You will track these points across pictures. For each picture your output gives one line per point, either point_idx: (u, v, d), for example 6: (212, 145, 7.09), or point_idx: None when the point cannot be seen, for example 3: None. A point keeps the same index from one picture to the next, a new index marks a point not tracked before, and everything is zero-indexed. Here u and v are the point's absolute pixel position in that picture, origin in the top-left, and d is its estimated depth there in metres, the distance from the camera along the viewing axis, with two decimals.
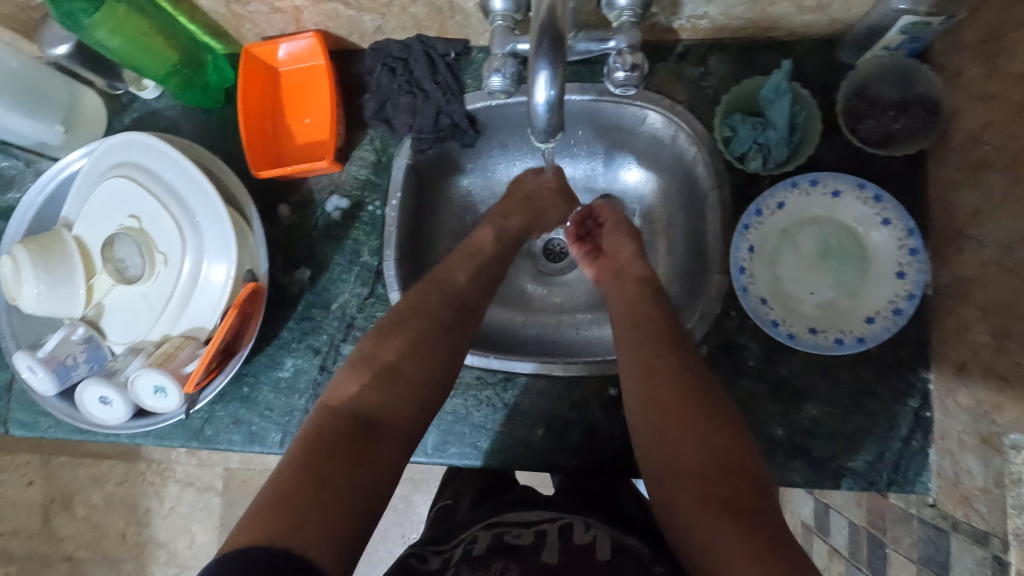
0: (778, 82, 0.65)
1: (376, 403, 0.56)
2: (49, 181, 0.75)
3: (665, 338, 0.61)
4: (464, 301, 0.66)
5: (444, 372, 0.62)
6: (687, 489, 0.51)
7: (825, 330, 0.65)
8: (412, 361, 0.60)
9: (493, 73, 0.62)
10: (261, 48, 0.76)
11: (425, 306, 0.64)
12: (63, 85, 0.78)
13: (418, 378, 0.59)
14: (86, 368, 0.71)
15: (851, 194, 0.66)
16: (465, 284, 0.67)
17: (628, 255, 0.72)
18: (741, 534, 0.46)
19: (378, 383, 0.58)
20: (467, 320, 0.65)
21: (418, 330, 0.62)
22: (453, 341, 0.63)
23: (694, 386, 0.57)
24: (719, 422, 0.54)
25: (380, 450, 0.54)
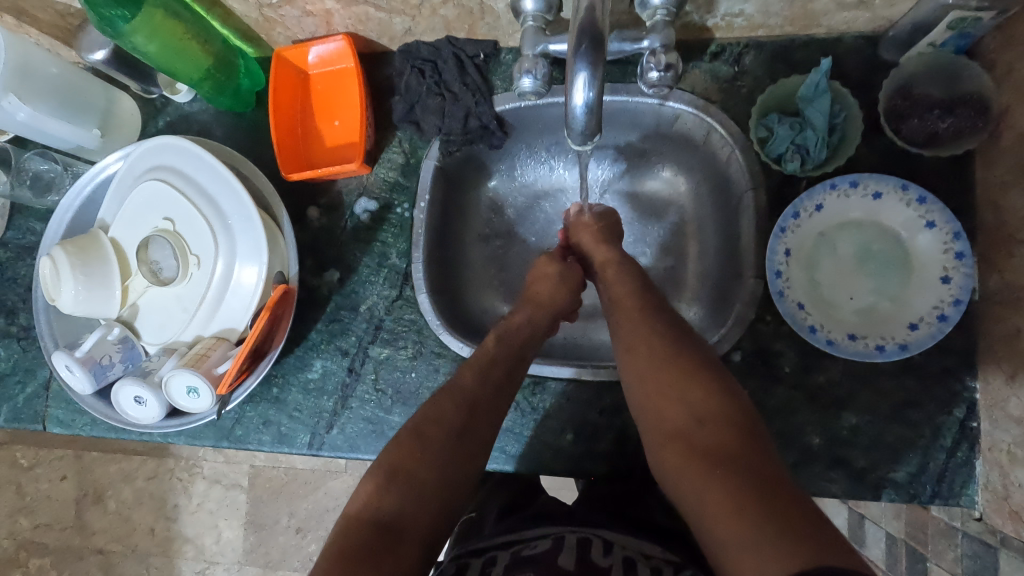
0: (817, 81, 0.63)
1: (392, 511, 0.52)
2: (87, 183, 0.77)
3: (642, 305, 0.59)
4: (477, 407, 0.59)
5: (459, 485, 0.55)
6: (671, 448, 0.49)
7: (866, 336, 0.63)
8: (429, 475, 0.54)
9: (524, 75, 0.62)
10: (292, 52, 0.76)
11: (438, 416, 0.57)
12: (101, 91, 0.79)
13: (434, 486, 0.54)
14: (121, 368, 0.72)
15: (893, 196, 0.64)
16: (479, 385, 0.60)
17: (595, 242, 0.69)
18: (722, 483, 0.44)
19: (395, 489, 0.53)
20: (478, 425, 0.58)
21: (431, 442, 0.56)
22: (467, 446, 0.57)
23: (668, 345, 0.55)
24: (689, 373, 0.52)
25: (396, 566, 0.49)
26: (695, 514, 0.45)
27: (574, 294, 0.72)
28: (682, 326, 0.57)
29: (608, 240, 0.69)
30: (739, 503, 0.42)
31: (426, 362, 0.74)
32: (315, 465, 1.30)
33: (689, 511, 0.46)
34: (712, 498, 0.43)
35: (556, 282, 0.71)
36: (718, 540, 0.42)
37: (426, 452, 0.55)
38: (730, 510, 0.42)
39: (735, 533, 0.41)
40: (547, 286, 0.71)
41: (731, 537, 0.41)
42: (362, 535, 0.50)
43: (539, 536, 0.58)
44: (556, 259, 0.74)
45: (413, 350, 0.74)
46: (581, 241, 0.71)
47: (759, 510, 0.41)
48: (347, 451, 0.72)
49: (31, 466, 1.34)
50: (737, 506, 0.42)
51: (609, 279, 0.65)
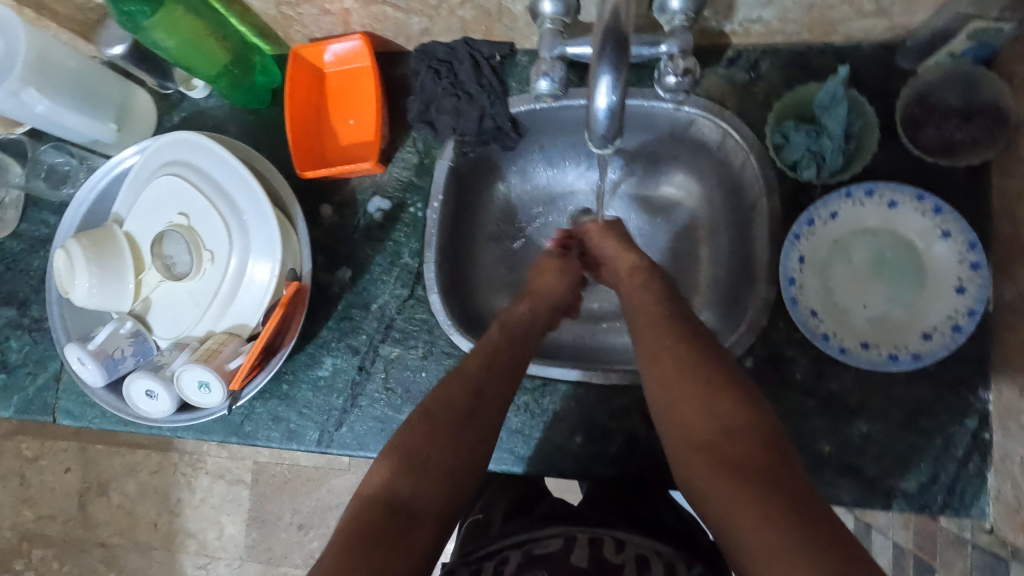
0: (834, 88, 0.63)
1: (405, 489, 0.52)
2: (102, 177, 0.77)
3: (666, 316, 0.59)
4: (485, 390, 0.59)
5: (472, 465, 0.55)
6: (697, 459, 0.49)
7: (879, 345, 0.63)
8: (443, 453, 0.54)
9: (541, 77, 0.64)
10: (308, 50, 0.76)
11: (450, 401, 0.58)
12: (117, 86, 0.80)
13: (447, 465, 0.54)
14: (133, 361, 0.72)
15: (909, 205, 0.64)
16: (485, 369, 0.60)
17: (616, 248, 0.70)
18: (752, 496, 0.43)
19: (410, 470, 0.53)
20: (488, 408, 0.58)
21: (442, 424, 0.56)
22: (476, 426, 0.57)
23: (694, 355, 0.54)
24: (716, 384, 0.51)
25: (410, 545, 0.49)
26: (722, 526, 0.44)
27: (573, 285, 0.73)
28: (706, 336, 0.57)
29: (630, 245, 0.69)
30: (770, 517, 0.41)
31: (436, 361, 0.74)
32: (318, 462, 1.30)
33: (716, 522, 0.45)
34: (742, 512, 0.43)
35: (558, 274, 0.72)
36: (748, 552, 0.42)
37: (437, 431, 0.55)
38: (760, 521, 0.42)
39: (767, 546, 0.40)
40: (549, 279, 0.72)
41: (761, 549, 0.41)
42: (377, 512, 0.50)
43: (551, 535, 0.59)
44: (557, 254, 0.75)
45: (424, 349, 0.74)
46: (602, 248, 0.72)
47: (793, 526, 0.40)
48: (357, 449, 0.72)
49: (36, 457, 1.34)
50: (767, 520, 0.41)
51: (629, 288, 0.65)
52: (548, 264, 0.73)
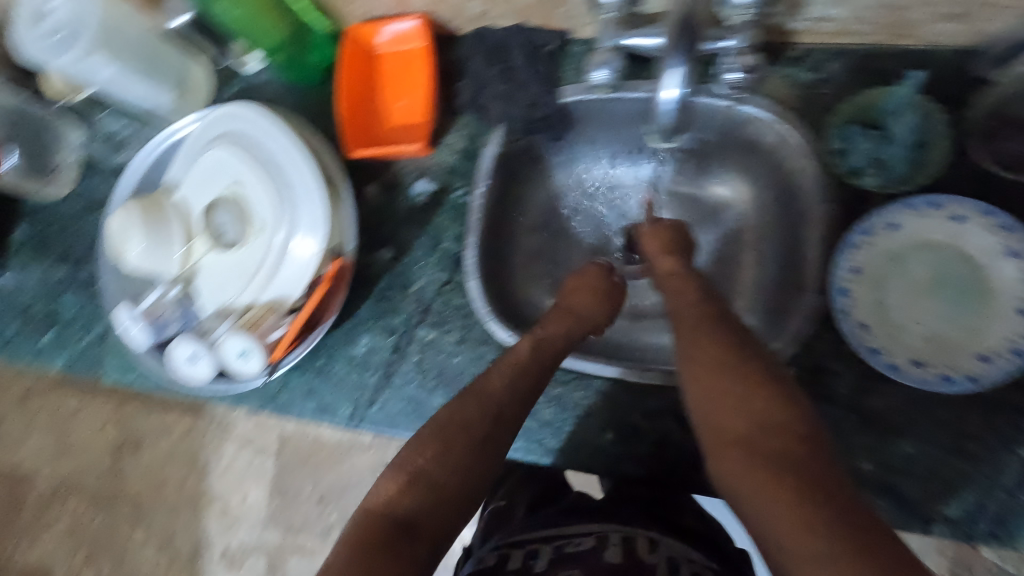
0: (902, 96, 0.62)
1: (413, 511, 0.48)
2: (159, 144, 0.79)
3: (702, 313, 0.56)
4: (502, 414, 0.55)
5: (476, 493, 0.52)
6: (731, 457, 0.45)
7: (932, 364, 0.60)
8: (450, 478, 0.50)
9: (601, 69, 0.70)
10: (363, 30, 0.77)
11: (467, 417, 0.54)
12: (175, 57, 0.81)
13: (455, 490, 0.50)
14: (178, 326, 0.75)
15: (976, 220, 0.61)
16: (505, 390, 0.56)
17: (658, 248, 0.67)
18: (791, 494, 0.40)
19: (419, 483, 0.50)
20: (503, 434, 0.55)
21: (454, 443, 0.52)
22: (485, 449, 0.53)
23: (730, 352, 0.51)
24: (751, 380, 0.48)
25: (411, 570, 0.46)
26: (759, 524, 0.41)
27: (609, 311, 0.68)
28: (744, 334, 0.54)
29: (671, 248, 0.66)
30: (810, 517, 0.38)
31: (471, 347, 0.74)
32: (342, 437, 1.32)
33: (752, 520, 0.42)
34: (780, 512, 0.39)
35: (594, 296, 0.68)
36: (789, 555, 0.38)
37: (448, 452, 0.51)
38: (799, 523, 0.38)
39: (808, 550, 0.37)
40: (584, 299, 0.67)
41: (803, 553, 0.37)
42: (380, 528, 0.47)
43: (581, 534, 0.59)
44: (601, 273, 0.70)
45: (459, 335, 0.74)
46: (648, 251, 0.69)
47: (835, 529, 0.37)
48: (387, 428, 0.73)
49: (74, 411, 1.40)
50: (808, 520, 0.38)
51: (670, 289, 0.62)
52: (586, 283, 0.69)
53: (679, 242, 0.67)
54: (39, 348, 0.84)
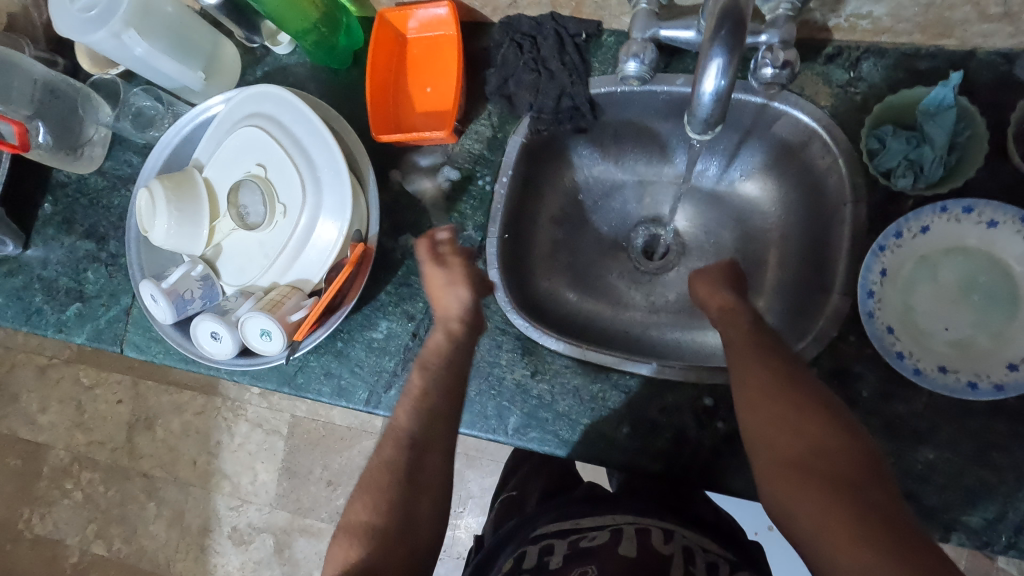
0: (944, 94, 0.60)
1: (366, 561, 0.54)
2: (187, 123, 0.79)
3: (748, 333, 0.58)
4: (418, 445, 0.60)
5: (419, 526, 0.57)
6: (785, 478, 0.49)
7: (958, 370, 0.60)
8: (391, 539, 0.55)
9: (630, 58, 0.62)
10: (394, 14, 0.77)
11: (387, 463, 0.59)
12: (208, 36, 0.82)
13: (394, 530, 0.56)
14: (201, 304, 0.75)
15: (1010, 226, 0.60)
16: (415, 421, 0.61)
17: (709, 288, 0.65)
18: (849, 517, 0.44)
19: (366, 548, 0.55)
20: (427, 463, 0.59)
21: (382, 487, 0.58)
22: (417, 499, 0.58)
23: (782, 379, 0.53)
24: (804, 411, 0.51)
25: None
26: (812, 542, 0.45)
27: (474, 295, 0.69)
28: (787, 358, 0.56)
29: (720, 284, 0.65)
30: (867, 538, 0.43)
31: (489, 336, 0.74)
32: (352, 423, 1.33)
33: (804, 543, 0.46)
34: (839, 538, 0.43)
35: (454, 293, 0.68)
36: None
37: (385, 519, 0.56)
38: (857, 548, 0.43)
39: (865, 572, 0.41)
40: (448, 302, 0.68)
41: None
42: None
43: (596, 528, 0.59)
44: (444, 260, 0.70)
45: None
46: (698, 293, 0.67)
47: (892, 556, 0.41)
48: None
49: (92, 386, 1.43)
50: (866, 541, 0.42)
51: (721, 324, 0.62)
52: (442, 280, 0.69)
53: (733, 280, 0.66)
54: (63, 321, 0.85)
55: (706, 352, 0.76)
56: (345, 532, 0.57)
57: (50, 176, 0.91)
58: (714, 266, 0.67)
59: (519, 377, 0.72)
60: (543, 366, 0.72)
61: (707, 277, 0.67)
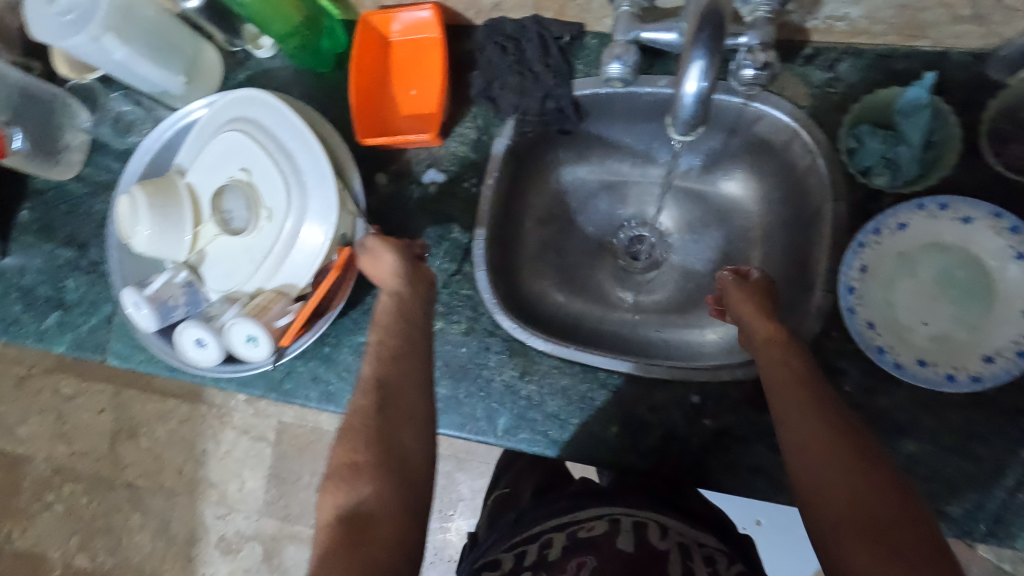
0: (919, 94, 0.61)
1: (356, 492, 0.53)
2: (169, 127, 0.78)
3: (803, 380, 0.54)
4: (386, 379, 0.59)
5: (405, 448, 0.56)
6: (850, 544, 0.45)
7: (937, 363, 0.61)
8: (382, 466, 0.54)
9: (613, 60, 0.63)
10: (378, 17, 0.76)
11: (359, 406, 0.58)
12: (189, 41, 0.81)
13: (377, 455, 0.55)
14: (185, 310, 0.75)
15: (984, 222, 0.62)
16: (380, 359, 0.61)
17: (746, 305, 0.63)
18: None
19: (363, 489, 0.53)
20: (400, 394, 0.58)
21: (359, 424, 0.57)
22: (407, 436, 0.57)
23: (844, 439, 0.49)
24: (869, 471, 0.47)
25: (375, 541, 0.50)
26: None
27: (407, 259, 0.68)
28: (845, 413, 0.52)
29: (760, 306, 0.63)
30: None
31: (478, 338, 0.74)
32: None
33: None
34: None
35: (383, 260, 0.67)
36: None
37: (377, 455, 0.55)
38: None
39: None
40: (377, 268, 0.68)
41: None
42: (344, 538, 0.50)
43: (592, 518, 0.60)
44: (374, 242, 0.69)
45: (466, 325, 0.74)
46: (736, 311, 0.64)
47: None
48: None
49: (72, 396, 1.39)
50: None
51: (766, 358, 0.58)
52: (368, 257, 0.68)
53: (764, 296, 0.64)
54: (43, 330, 0.83)
55: (692, 351, 0.77)
56: (334, 477, 0.55)
57: (28, 183, 0.89)
58: (752, 279, 0.66)
59: (508, 379, 0.72)
60: (531, 367, 0.72)
61: (737, 290, 0.65)
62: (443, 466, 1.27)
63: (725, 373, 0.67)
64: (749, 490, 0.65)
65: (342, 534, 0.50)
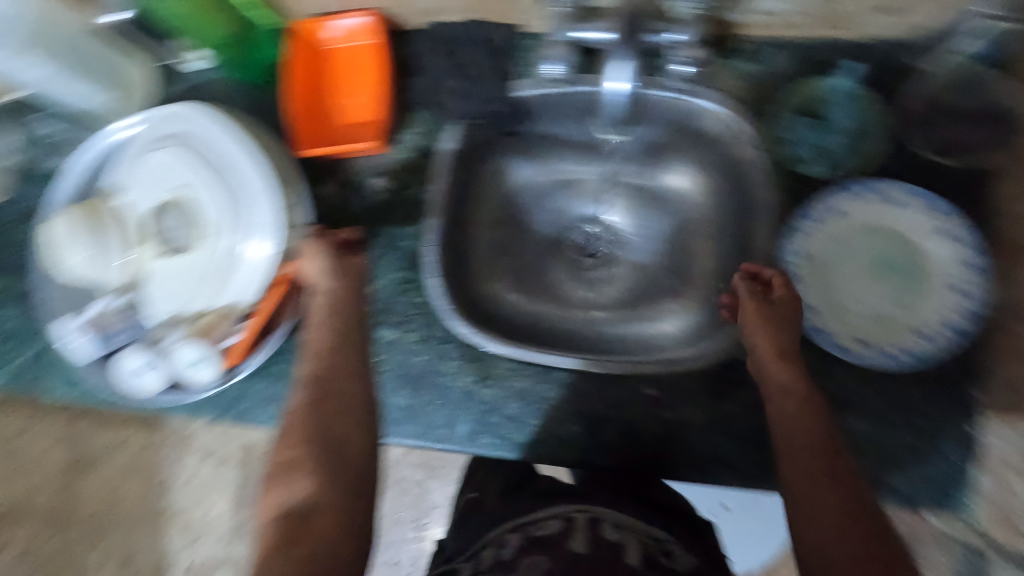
0: (847, 85, 0.68)
1: (295, 486, 0.53)
2: (94, 145, 0.73)
3: (812, 416, 0.55)
4: (328, 375, 0.60)
5: (348, 442, 0.57)
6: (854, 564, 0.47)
7: (875, 341, 0.64)
8: (320, 460, 0.55)
9: (553, 60, 0.71)
10: (312, 27, 0.76)
11: (301, 404, 0.59)
12: (111, 56, 0.78)
13: (317, 450, 0.55)
14: (127, 336, 0.71)
15: (912, 205, 0.65)
16: (321, 356, 0.62)
17: (763, 313, 0.62)
18: None
19: (303, 486, 0.53)
20: (340, 391, 0.60)
21: (301, 422, 0.58)
22: (348, 428, 0.58)
23: (847, 525, 0.49)
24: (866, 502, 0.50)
25: (317, 533, 0.50)
26: None
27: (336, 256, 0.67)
28: (860, 497, 0.50)
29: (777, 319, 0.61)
30: None
31: (434, 345, 0.73)
32: None
33: None
34: None
35: (317, 260, 0.66)
36: None
37: (317, 452, 0.56)
38: None
39: None
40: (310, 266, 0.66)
41: None
42: (286, 538, 0.50)
43: (548, 516, 0.61)
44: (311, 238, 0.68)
45: (421, 333, 0.74)
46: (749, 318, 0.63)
47: None
48: None
49: None
50: None
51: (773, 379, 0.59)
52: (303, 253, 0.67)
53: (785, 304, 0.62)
54: None
55: (648, 345, 0.78)
56: (271, 478, 0.55)
57: None
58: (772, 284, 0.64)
59: (465, 385, 0.72)
60: (489, 370, 0.72)
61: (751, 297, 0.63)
62: (414, 476, 1.26)
63: (678, 363, 0.67)
64: (707, 477, 0.66)
65: (283, 534, 0.51)
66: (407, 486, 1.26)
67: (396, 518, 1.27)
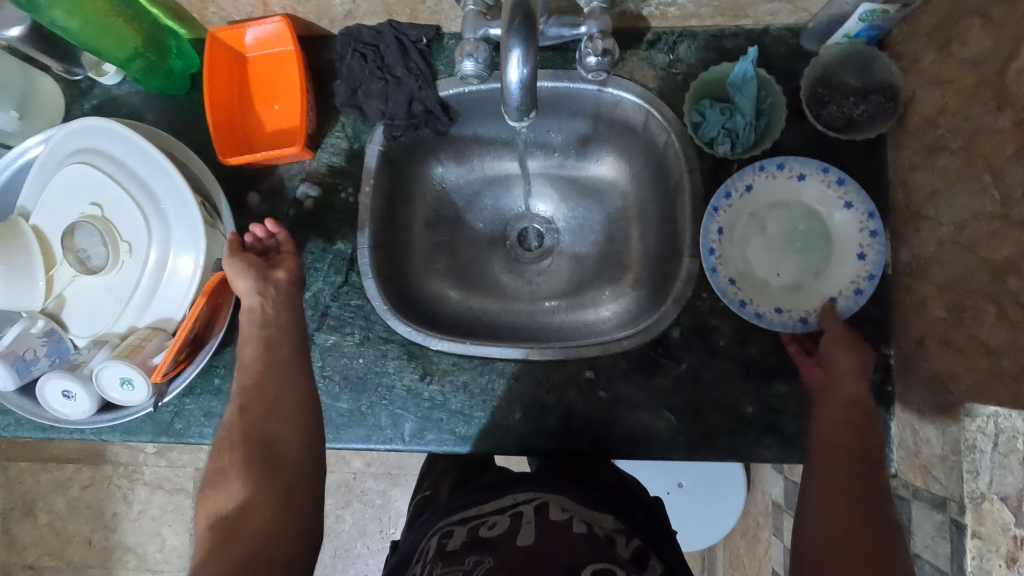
0: (745, 67, 0.67)
1: (232, 492, 0.58)
2: (4, 168, 0.72)
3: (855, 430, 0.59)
4: (260, 384, 0.64)
5: (281, 447, 0.61)
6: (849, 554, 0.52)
7: (790, 309, 0.68)
8: (257, 466, 0.60)
9: (466, 58, 0.64)
10: (227, 33, 0.74)
11: (237, 414, 0.63)
12: (18, 72, 0.75)
13: (252, 458, 0.60)
14: (47, 362, 0.68)
15: (816, 177, 0.68)
16: (249, 359, 0.65)
17: (844, 348, 0.62)
18: None
19: (233, 490, 0.58)
20: (271, 398, 0.63)
21: (238, 431, 0.61)
22: (278, 428, 0.62)
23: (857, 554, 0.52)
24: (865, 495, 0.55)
25: (248, 533, 0.55)
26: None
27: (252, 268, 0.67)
28: (877, 526, 0.54)
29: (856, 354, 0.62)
30: None
31: (374, 347, 0.73)
32: None
33: None
34: None
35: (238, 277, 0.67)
36: None
37: (248, 457, 0.60)
38: None
39: None
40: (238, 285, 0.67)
41: None
42: (219, 539, 0.55)
43: (496, 512, 0.61)
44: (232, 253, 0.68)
45: (361, 335, 0.73)
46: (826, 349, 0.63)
47: None
48: None
49: None
50: None
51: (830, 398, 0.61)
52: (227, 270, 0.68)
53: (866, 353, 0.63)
54: None
55: (590, 334, 0.79)
56: (207, 484, 0.59)
57: None
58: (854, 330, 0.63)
59: (409, 383, 0.72)
60: (431, 367, 0.72)
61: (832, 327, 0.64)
62: (377, 485, 1.25)
63: (613, 346, 0.70)
64: (649, 452, 0.69)
65: (216, 535, 0.56)
66: (371, 495, 1.25)
67: (362, 529, 1.25)
